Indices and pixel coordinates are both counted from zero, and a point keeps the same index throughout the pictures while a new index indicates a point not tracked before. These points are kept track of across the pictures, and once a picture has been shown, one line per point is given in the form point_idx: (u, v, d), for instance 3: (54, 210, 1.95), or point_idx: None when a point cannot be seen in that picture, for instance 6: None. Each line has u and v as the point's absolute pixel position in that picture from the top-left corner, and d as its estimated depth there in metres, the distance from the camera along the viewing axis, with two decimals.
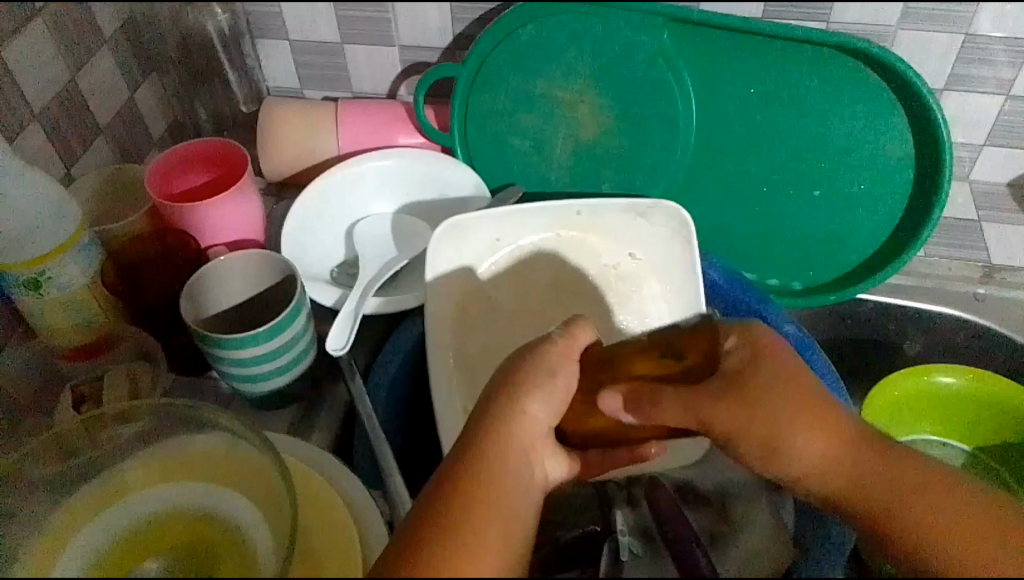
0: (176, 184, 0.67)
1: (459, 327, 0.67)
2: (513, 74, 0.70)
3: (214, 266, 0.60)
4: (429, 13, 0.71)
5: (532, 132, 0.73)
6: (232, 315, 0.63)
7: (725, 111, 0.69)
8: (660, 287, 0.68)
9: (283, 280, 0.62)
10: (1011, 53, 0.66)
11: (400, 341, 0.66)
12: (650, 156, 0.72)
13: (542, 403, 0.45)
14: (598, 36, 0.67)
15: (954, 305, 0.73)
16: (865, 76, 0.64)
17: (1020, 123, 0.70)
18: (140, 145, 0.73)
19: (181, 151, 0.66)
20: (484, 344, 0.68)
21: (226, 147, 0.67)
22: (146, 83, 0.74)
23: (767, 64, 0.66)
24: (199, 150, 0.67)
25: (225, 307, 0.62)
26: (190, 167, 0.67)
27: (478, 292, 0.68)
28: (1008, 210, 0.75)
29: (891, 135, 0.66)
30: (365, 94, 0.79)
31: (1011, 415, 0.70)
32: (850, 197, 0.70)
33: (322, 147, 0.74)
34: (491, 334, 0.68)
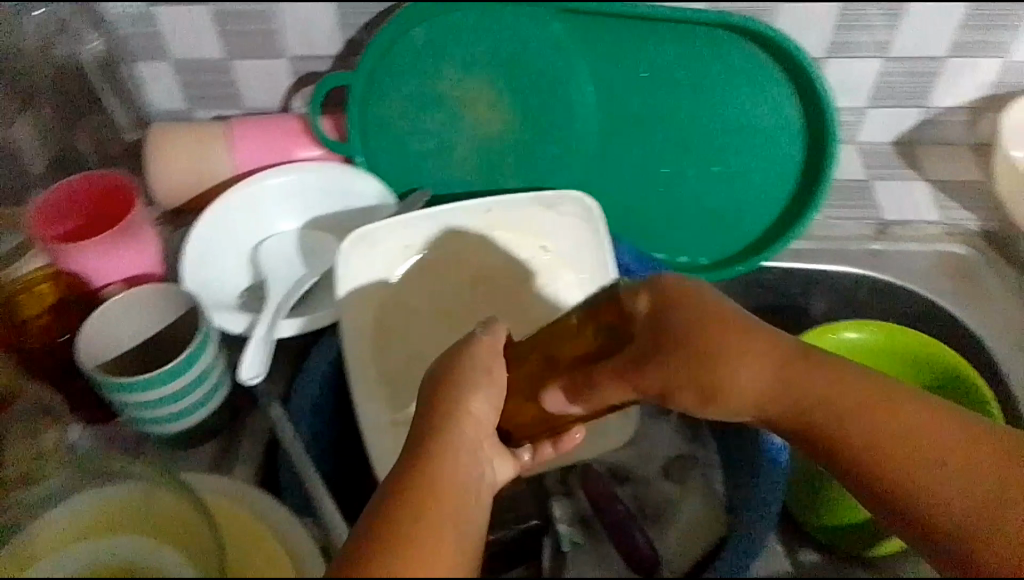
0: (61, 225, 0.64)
1: (374, 349, 0.66)
2: (409, 76, 0.69)
3: (109, 306, 0.58)
4: (318, 22, 0.70)
5: (435, 133, 0.72)
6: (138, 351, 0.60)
7: (621, 97, 0.69)
8: (575, 276, 0.69)
9: (186, 312, 0.60)
10: (887, 18, 0.69)
11: (316, 363, 0.64)
12: (552, 147, 0.72)
13: (481, 401, 0.44)
14: (491, 33, 0.66)
15: (852, 263, 0.77)
16: (749, 52, 0.66)
17: (899, 84, 0.73)
18: (22, 182, 0.69)
19: (63, 189, 0.63)
20: (403, 361, 0.67)
21: (111, 180, 0.64)
22: (22, 117, 0.69)
23: (656, 48, 0.67)
24: (84, 186, 0.64)
25: (129, 345, 0.60)
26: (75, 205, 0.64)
27: (395, 305, 0.68)
28: (894, 168, 0.79)
29: (779, 105, 0.68)
30: (257, 109, 0.77)
31: (912, 358, 0.73)
32: (747, 169, 0.72)
33: (217, 168, 0.72)
34: (414, 345, 0.68)
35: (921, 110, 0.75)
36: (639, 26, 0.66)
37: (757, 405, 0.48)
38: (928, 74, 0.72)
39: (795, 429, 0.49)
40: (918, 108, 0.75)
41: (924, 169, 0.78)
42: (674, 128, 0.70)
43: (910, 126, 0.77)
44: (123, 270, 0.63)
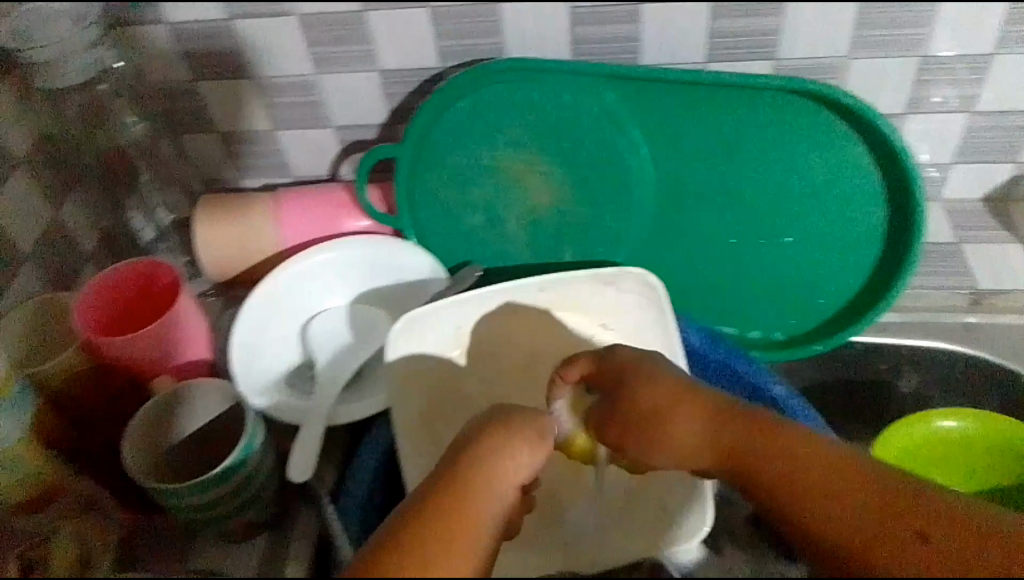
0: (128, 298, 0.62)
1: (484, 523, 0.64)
2: (461, 148, 0.64)
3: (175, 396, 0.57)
4: (361, 87, 0.66)
5: (487, 208, 0.66)
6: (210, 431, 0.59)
7: (696, 173, 0.63)
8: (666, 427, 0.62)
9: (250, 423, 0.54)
10: (973, 68, 0.62)
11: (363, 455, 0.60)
12: (608, 226, 0.66)
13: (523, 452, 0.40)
14: (533, 108, 0.62)
15: (942, 336, 0.69)
16: (822, 116, 0.59)
17: (984, 138, 0.67)
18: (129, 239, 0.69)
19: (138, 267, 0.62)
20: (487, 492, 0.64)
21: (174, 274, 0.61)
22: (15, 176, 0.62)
23: (730, 114, 0.60)
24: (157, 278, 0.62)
25: (191, 431, 0.58)
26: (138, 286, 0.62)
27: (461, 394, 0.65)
28: (985, 227, 0.72)
29: (858, 163, 0.60)
30: (307, 178, 0.74)
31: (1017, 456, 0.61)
32: (818, 235, 0.64)
33: (264, 243, 0.70)
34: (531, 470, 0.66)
35: (1017, 164, 0.68)
36: (688, 100, 0.60)
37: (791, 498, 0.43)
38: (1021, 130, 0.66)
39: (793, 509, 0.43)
40: (1009, 163, 0.68)
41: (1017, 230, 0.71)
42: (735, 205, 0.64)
43: (1001, 181, 0.70)
44: (193, 349, 0.61)
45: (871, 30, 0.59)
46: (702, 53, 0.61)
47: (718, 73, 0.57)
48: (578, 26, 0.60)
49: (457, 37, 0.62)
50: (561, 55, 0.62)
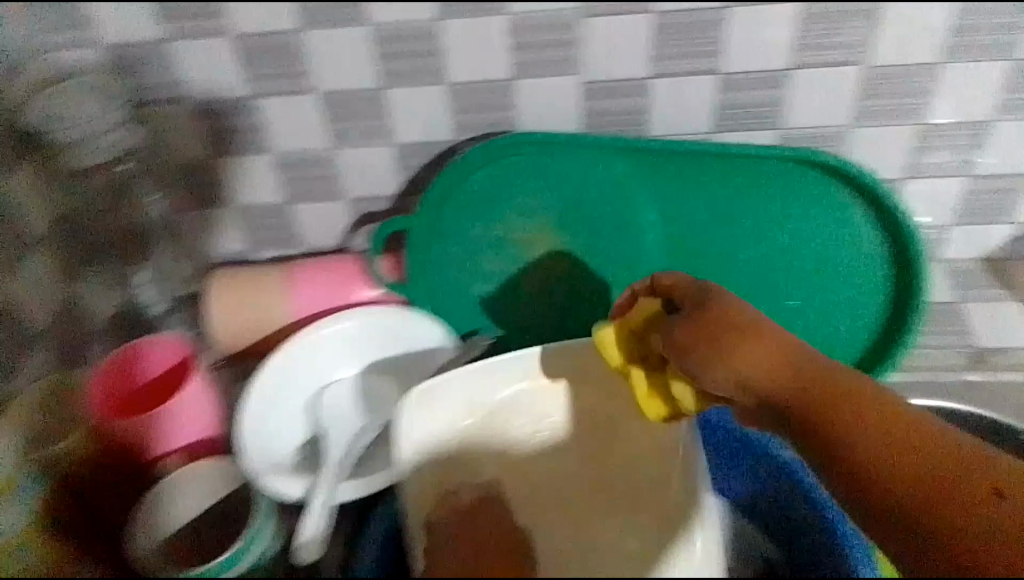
0: (143, 373, 0.66)
1: None
2: (472, 218, 0.65)
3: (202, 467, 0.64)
4: (374, 160, 0.67)
5: (497, 276, 0.67)
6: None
7: (704, 240, 0.64)
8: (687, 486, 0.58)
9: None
10: (971, 134, 0.64)
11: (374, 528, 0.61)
12: (618, 292, 0.67)
13: None
14: (546, 178, 0.63)
15: (952, 397, 0.69)
16: (827, 183, 0.61)
17: (984, 200, 0.69)
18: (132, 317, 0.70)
19: (151, 349, 0.66)
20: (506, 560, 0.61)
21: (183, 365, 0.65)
22: None
23: (736, 184, 0.62)
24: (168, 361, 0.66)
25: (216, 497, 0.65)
26: (152, 362, 0.66)
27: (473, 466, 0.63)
28: (987, 287, 0.73)
29: (860, 230, 0.62)
30: (317, 249, 0.75)
31: None
32: (824, 299, 0.65)
33: (274, 315, 0.71)
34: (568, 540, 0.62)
35: (1014, 224, 0.70)
36: (696, 169, 0.62)
37: (893, 454, 0.50)
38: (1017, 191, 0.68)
39: (821, 458, 0.51)
40: (1008, 224, 0.70)
41: (1016, 289, 0.72)
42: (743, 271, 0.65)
43: (999, 242, 0.72)
44: (198, 424, 0.64)
45: (873, 99, 0.61)
46: (710, 123, 0.63)
47: (726, 144, 0.59)
48: (588, 100, 0.62)
49: (469, 112, 0.63)
50: (570, 127, 0.63)
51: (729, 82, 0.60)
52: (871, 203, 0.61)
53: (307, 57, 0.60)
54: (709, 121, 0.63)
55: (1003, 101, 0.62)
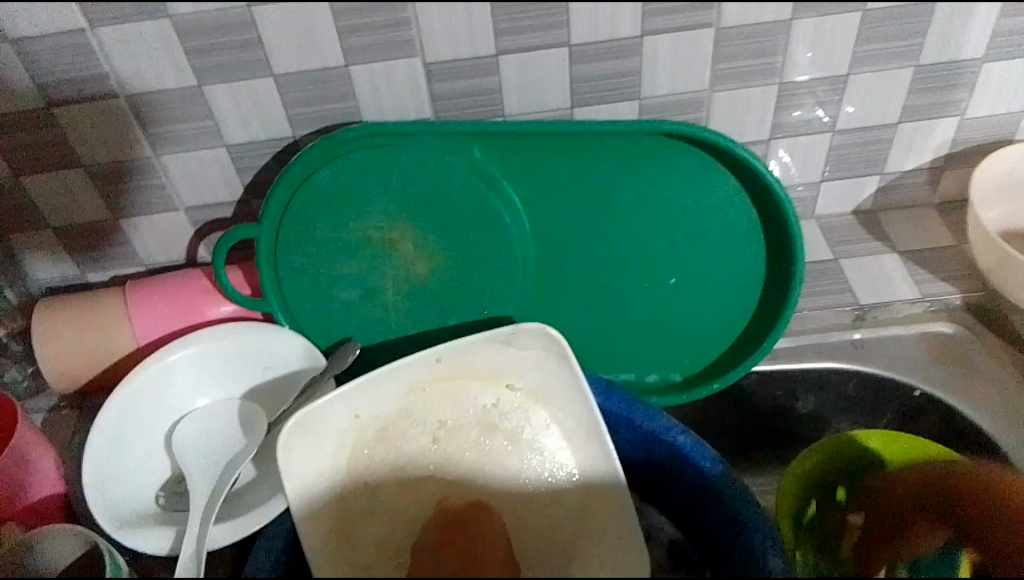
0: None
1: None
2: (323, 221, 0.60)
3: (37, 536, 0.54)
4: (207, 164, 0.61)
5: (359, 281, 0.62)
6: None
7: (574, 224, 0.61)
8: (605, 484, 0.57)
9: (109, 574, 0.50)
10: (831, 90, 0.62)
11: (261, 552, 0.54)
12: (489, 287, 0.63)
13: None
14: (399, 172, 0.58)
15: (835, 355, 0.69)
16: (692, 153, 0.58)
17: (849, 154, 0.68)
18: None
19: None
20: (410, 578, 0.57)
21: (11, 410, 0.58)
22: None
23: (599, 162, 0.58)
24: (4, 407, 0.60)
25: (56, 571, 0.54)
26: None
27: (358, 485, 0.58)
28: (861, 240, 0.72)
29: (732, 198, 0.60)
30: (160, 266, 0.68)
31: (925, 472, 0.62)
32: (703, 274, 0.62)
33: (115, 345, 0.63)
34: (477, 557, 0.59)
35: (880, 175, 0.70)
36: (557, 148, 0.58)
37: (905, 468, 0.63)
38: (880, 142, 0.67)
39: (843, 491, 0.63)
40: (875, 175, 0.70)
41: (892, 239, 0.72)
42: (618, 252, 0.62)
43: (870, 194, 0.72)
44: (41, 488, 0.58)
45: (730, 61, 0.58)
46: (567, 97, 0.59)
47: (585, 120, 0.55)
48: (434, 82, 0.57)
49: (304, 104, 0.57)
50: (419, 112, 0.59)
51: (581, 54, 0.56)
52: (740, 170, 0.58)
53: (109, 54, 0.54)
54: (566, 95, 0.59)
55: (858, 54, 0.60)
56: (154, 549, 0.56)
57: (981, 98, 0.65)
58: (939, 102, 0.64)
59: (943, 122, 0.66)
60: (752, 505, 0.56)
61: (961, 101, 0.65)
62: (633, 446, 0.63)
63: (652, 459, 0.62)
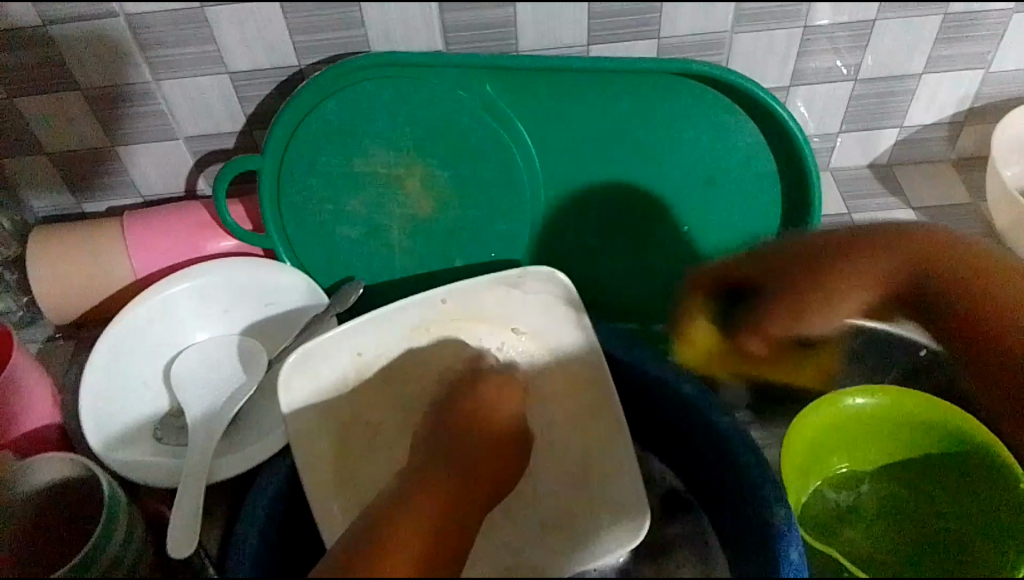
0: None
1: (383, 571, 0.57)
2: (328, 156, 0.58)
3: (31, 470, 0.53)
4: (208, 93, 0.59)
5: (364, 219, 0.60)
6: (69, 499, 0.54)
7: (586, 166, 0.59)
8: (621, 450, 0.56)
9: (106, 513, 0.49)
10: (855, 36, 0.60)
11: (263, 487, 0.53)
12: (498, 230, 0.61)
13: None
14: (408, 106, 0.56)
15: None
16: (712, 96, 0.56)
17: (869, 105, 0.66)
18: None
19: None
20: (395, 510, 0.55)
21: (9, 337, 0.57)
22: None
23: (615, 103, 0.56)
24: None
25: (56, 501, 0.54)
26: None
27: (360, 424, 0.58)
28: (876, 194, 0.71)
29: (750, 144, 0.58)
30: (159, 197, 0.66)
31: (929, 430, 0.60)
32: (716, 222, 0.61)
33: (113, 276, 0.62)
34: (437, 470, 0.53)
35: (899, 128, 0.68)
36: (573, 87, 0.56)
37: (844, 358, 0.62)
38: (902, 93, 0.65)
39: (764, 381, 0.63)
40: (894, 127, 0.68)
41: (907, 194, 0.71)
42: (629, 197, 0.60)
43: (887, 146, 0.70)
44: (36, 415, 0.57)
45: (754, 2, 0.56)
46: (584, 33, 0.57)
47: (603, 56, 0.53)
48: (446, 13, 0.55)
49: (310, 32, 0.55)
50: (429, 45, 0.57)
51: None
52: (761, 116, 0.57)
53: None
54: (582, 31, 0.57)
55: None
56: (148, 480, 0.55)
57: (1009, 51, 0.63)
58: (966, 52, 0.62)
59: (968, 73, 0.64)
60: (756, 455, 0.55)
61: (988, 53, 0.63)
62: (639, 393, 0.62)
63: (657, 411, 0.62)
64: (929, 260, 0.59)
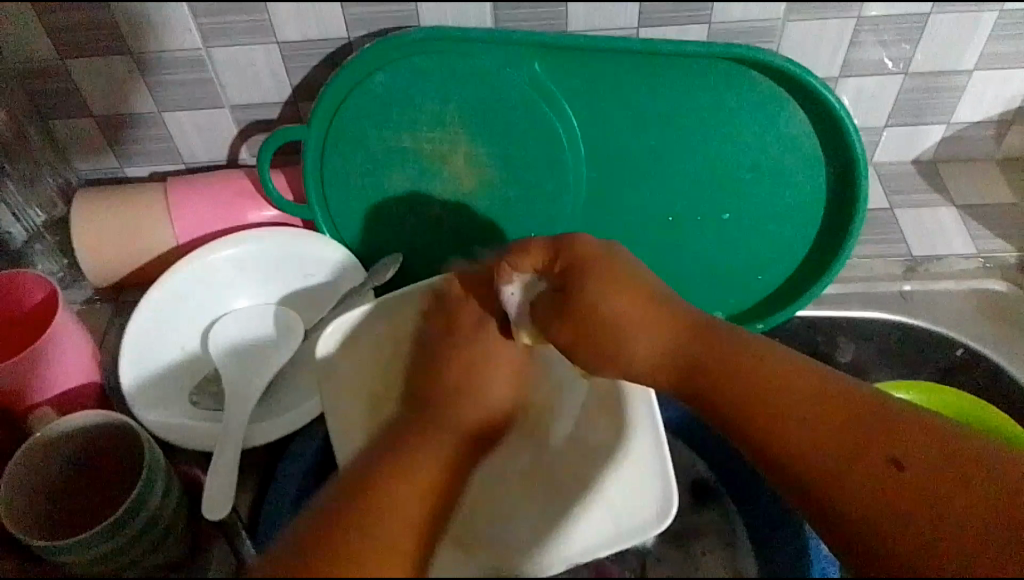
0: (26, 302, 0.59)
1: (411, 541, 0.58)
2: (374, 129, 0.58)
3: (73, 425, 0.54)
4: (256, 62, 0.59)
5: (406, 194, 0.60)
6: (108, 455, 0.55)
7: (631, 150, 0.59)
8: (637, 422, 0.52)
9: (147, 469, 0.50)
10: (909, 29, 0.59)
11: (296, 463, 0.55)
12: (539, 210, 0.61)
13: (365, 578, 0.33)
14: (455, 82, 0.56)
15: (882, 306, 0.67)
16: (764, 83, 0.56)
17: (917, 100, 0.65)
18: None
19: (21, 278, 0.58)
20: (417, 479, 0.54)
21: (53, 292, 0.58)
22: None
23: (664, 87, 0.56)
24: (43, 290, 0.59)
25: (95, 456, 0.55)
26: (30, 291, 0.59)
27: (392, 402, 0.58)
28: (918, 191, 0.70)
29: (798, 133, 0.58)
30: (202, 165, 0.67)
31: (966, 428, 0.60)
32: (759, 211, 0.61)
33: (155, 241, 0.62)
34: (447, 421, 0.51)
35: (946, 125, 0.67)
36: (623, 69, 0.56)
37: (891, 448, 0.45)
38: (952, 89, 0.64)
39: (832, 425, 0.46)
40: (941, 124, 0.67)
41: (950, 192, 0.70)
42: (673, 182, 0.60)
43: (932, 143, 0.69)
44: (65, 378, 0.57)
45: None
46: (636, 14, 0.56)
47: (657, 39, 0.53)
48: None
49: (362, 4, 0.55)
50: (480, 22, 0.56)
51: None
52: (812, 105, 0.56)
53: None
54: (635, 13, 0.56)
55: None
56: (185, 442, 0.56)
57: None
58: (1021, 49, 0.61)
59: (1021, 72, 0.63)
60: None
61: None
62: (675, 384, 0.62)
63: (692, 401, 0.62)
64: (691, 361, 0.49)
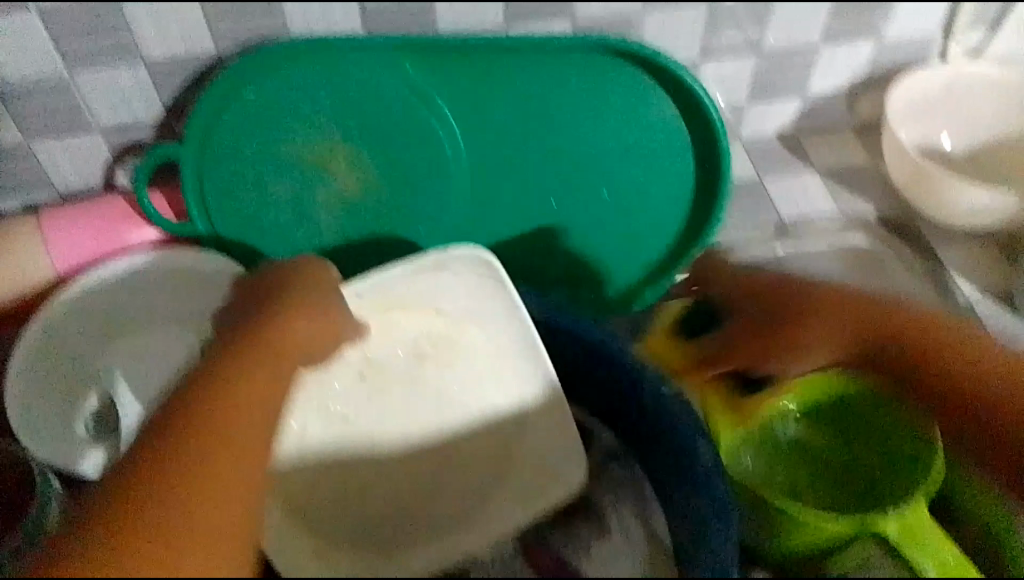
0: None
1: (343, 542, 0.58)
2: (252, 139, 0.58)
3: None
4: (124, 84, 0.58)
5: (291, 201, 0.61)
6: None
7: (509, 140, 0.61)
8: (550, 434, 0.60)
9: None
10: (757, 14, 0.63)
11: None
12: (425, 206, 0.63)
13: None
14: (330, 86, 0.57)
15: (758, 271, 0.72)
16: (626, 67, 0.59)
17: (774, 78, 0.69)
18: None
19: None
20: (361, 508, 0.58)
21: None
22: None
23: (534, 78, 0.58)
24: None
25: None
26: None
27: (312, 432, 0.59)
28: (785, 161, 0.75)
29: (664, 112, 0.61)
30: (77, 192, 0.65)
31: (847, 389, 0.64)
32: (637, 188, 0.64)
33: (32, 274, 0.61)
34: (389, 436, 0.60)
35: (803, 99, 0.72)
36: (492, 63, 0.57)
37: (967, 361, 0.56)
38: (804, 65, 0.68)
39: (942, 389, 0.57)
40: (798, 98, 0.72)
41: (813, 160, 0.75)
42: (552, 167, 0.62)
43: (793, 117, 0.73)
44: None
45: None
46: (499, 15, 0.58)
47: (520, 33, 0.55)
48: None
49: (225, 21, 0.55)
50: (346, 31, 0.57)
51: None
52: (674, 85, 0.59)
53: None
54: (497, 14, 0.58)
55: None
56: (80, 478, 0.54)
57: (900, 23, 0.66)
58: (861, 25, 0.65)
59: (864, 46, 0.68)
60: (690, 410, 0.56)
61: (881, 23, 0.66)
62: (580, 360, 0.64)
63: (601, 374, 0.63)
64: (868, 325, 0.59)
